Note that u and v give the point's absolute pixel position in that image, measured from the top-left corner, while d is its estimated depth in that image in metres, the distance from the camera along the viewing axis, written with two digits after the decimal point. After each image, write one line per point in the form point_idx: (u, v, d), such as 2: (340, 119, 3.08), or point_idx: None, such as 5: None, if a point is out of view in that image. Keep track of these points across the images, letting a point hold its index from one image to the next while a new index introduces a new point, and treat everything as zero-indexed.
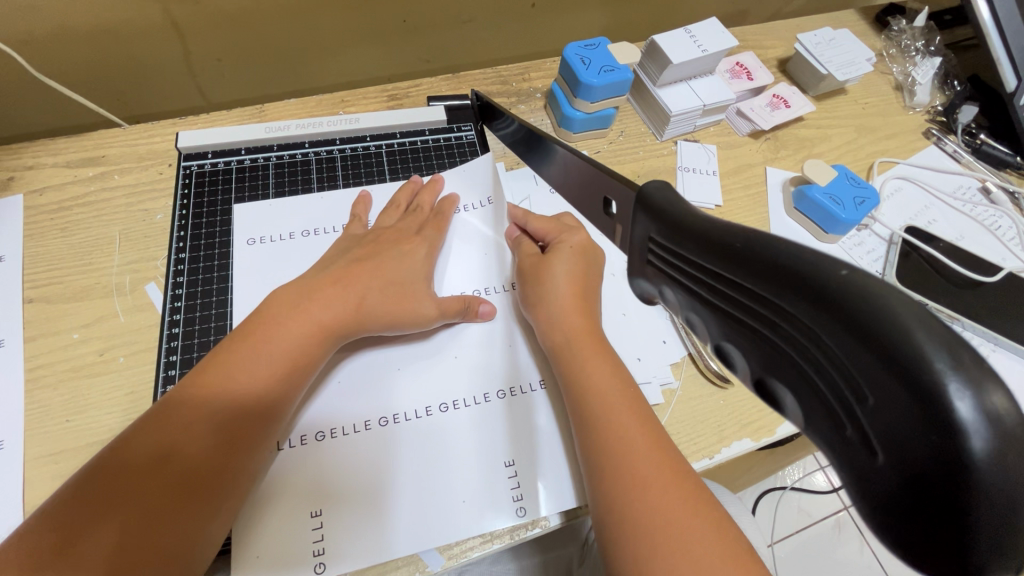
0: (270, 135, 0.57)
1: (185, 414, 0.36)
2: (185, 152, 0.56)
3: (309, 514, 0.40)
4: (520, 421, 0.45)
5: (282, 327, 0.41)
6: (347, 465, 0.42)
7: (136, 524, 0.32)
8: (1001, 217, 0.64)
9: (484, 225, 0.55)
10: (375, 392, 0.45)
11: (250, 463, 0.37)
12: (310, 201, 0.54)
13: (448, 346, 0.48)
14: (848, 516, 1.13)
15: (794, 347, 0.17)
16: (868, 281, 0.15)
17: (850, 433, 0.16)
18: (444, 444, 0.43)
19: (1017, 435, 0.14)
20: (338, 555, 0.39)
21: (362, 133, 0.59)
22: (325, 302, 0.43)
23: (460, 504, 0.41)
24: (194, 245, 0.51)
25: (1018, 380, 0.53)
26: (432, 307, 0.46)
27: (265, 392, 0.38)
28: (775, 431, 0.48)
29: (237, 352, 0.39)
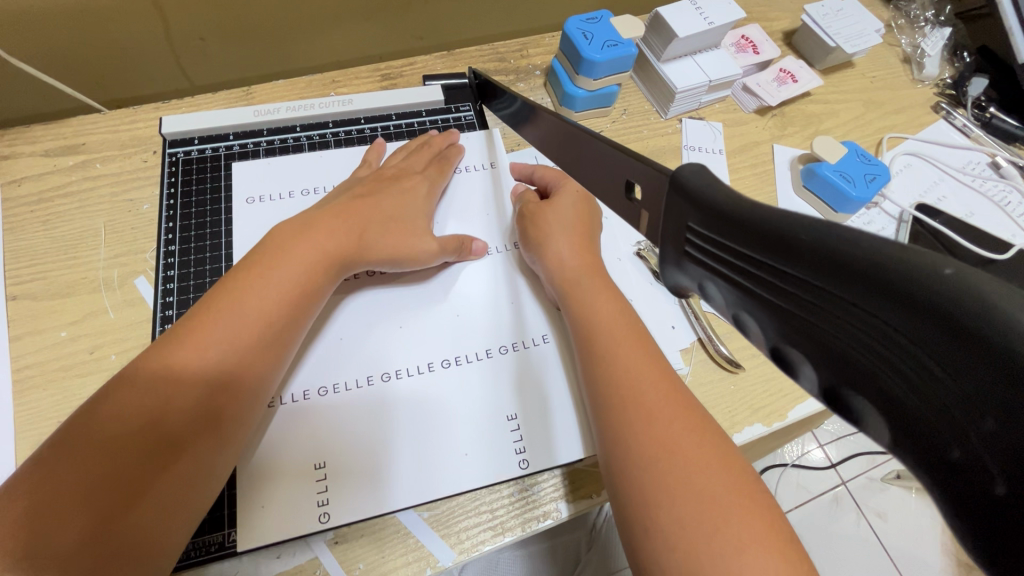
0: (259, 118, 0.50)
1: (194, 339, 0.35)
2: (169, 138, 0.49)
3: (312, 468, 0.39)
4: (526, 375, 0.44)
5: (287, 253, 0.40)
6: (350, 423, 0.40)
7: (122, 491, 0.30)
8: (1010, 192, 0.63)
9: (481, 194, 0.52)
10: (376, 346, 0.44)
11: (261, 389, 0.37)
12: (311, 156, 0.51)
13: (449, 302, 0.46)
14: (846, 490, 1.17)
15: (890, 364, 0.16)
16: (978, 280, 0.14)
17: (956, 456, 0.15)
18: (446, 398, 0.42)
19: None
20: (342, 506, 0.38)
21: (357, 115, 0.53)
22: (302, 251, 0.41)
23: (462, 457, 0.41)
24: (183, 206, 0.48)
25: None
26: (434, 245, 0.46)
27: (244, 351, 0.36)
28: (787, 415, 0.47)
29: (245, 279, 0.38)
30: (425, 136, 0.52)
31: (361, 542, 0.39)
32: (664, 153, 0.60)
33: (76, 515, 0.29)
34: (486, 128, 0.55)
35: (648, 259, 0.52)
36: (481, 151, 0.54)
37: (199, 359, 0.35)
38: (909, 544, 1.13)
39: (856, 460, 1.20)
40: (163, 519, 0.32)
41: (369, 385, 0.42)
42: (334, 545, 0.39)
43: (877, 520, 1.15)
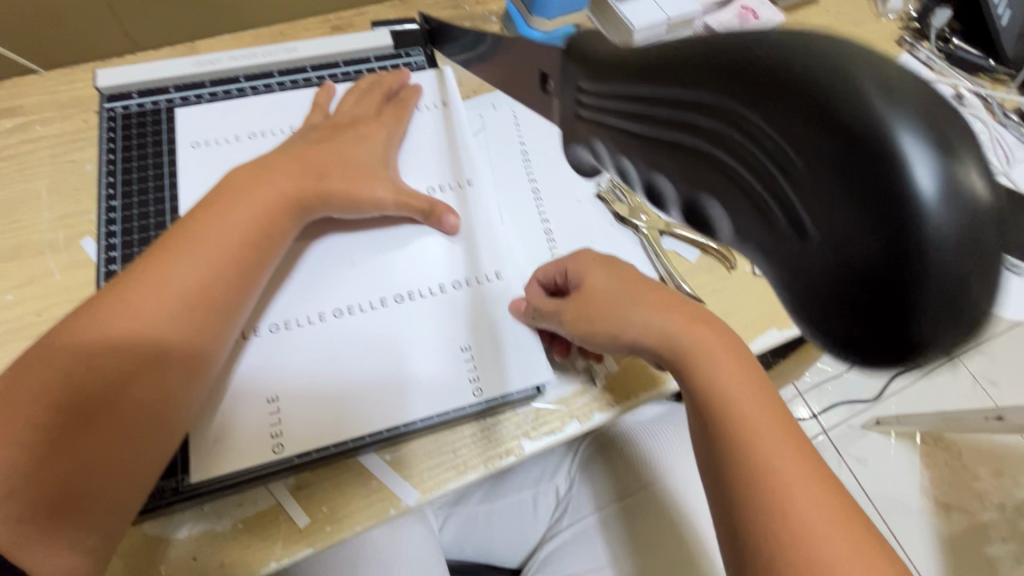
0: (199, 70, 0.48)
1: (158, 269, 0.36)
2: (107, 93, 0.47)
3: (266, 402, 0.39)
4: (481, 308, 0.43)
5: (248, 190, 0.40)
6: (304, 357, 0.40)
7: (89, 420, 0.32)
8: (973, 122, 0.63)
9: (437, 136, 0.50)
10: (328, 282, 0.43)
11: (228, 326, 0.37)
12: (258, 102, 0.49)
13: (402, 238, 0.45)
14: (827, 439, 1.19)
15: (741, 162, 0.15)
16: (793, 41, 0.15)
17: (778, 221, 0.15)
18: (399, 332, 0.42)
19: (970, 226, 0.14)
20: (298, 436, 0.38)
21: (301, 63, 0.51)
22: (262, 190, 0.40)
23: (417, 386, 0.40)
24: (125, 154, 0.45)
25: None
26: (389, 193, 0.44)
27: (206, 286, 0.36)
28: (747, 347, 0.48)
29: (206, 214, 0.38)
30: (372, 75, 0.50)
31: (324, 486, 0.39)
32: None
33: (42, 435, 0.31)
34: (436, 68, 0.53)
35: (609, 200, 0.51)
36: (438, 89, 0.52)
37: (160, 288, 0.35)
38: (887, 486, 1.17)
39: (837, 409, 1.23)
40: (137, 449, 0.33)
41: (316, 318, 0.42)
42: (296, 492, 0.39)
43: (858, 466, 1.18)
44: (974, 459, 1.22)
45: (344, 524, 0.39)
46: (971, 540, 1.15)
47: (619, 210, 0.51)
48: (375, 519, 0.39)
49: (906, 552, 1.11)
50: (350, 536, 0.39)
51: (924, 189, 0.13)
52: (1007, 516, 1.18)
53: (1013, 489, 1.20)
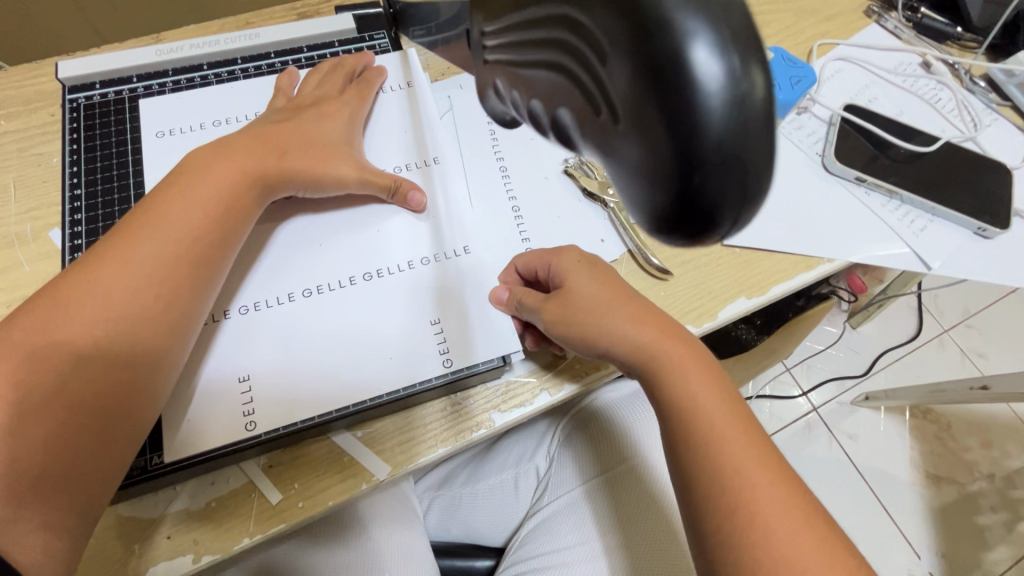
0: (161, 58, 0.48)
1: (114, 256, 0.36)
2: (69, 84, 0.47)
3: (237, 381, 0.39)
4: (449, 283, 0.43)
5: (205, 172, 0.40)
6: (273, 337, 0.41)
7: (57, 399, 0.32)
8: (941, 90, 0.63)
9: (402, 117, 0.50)
10: (296, 262, 0.43)
11: (188, 311, 0.37)
12: (222, 89, 0.49)
13: (369, 219, 0.45)
14: (817, 416, 1.21)
15: (583, 70, 0.17)
16: None
17: (600, 112, 0.17)
18: (367, 310, 0.42)
19: (742, 124, 0.15)
20: (269, 414, 0.38)
21: (265, 49, 0.51)
22: (223, 172, 0.40)
23: (386, 361, 0.40)
24: (88, 145, 0.45)
25: (949, 248, 0.54)
26: (351, 171, 0.44)
27: (162, 270, 0.36)
28: (716, 316, 0.48)
29: (161, 198, 0.38)
30: (334, 60, 0.50)
31: (296, 464, 0.40)
32: None
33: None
34: (400, 49, 0.53)
35: (576, 176, 0.51)
36: (402, 70, 0.52)
37: (115, 276, 0.35)
38: (877, 460, 1.18)
39: (826, 386, 1.24)
40: (111, 428, 0.33)
41: (284, 297, 0.42)
42: (268, 470, 0.40)
43: (849, 441, 1.19)
44: (963, 431, 1.23)
45: (317, 500, 0.39)
46: (961, 509, 1.16)
47: (587, 185, 0.51)
48: (348, 493, 0.39)
49: (897, 523, 1.13)
50: (323, 511, 0.39)
51: (706, 88, 0.15)
52: (996, 485, 1.19)
53: (1003, 458, 1.21)
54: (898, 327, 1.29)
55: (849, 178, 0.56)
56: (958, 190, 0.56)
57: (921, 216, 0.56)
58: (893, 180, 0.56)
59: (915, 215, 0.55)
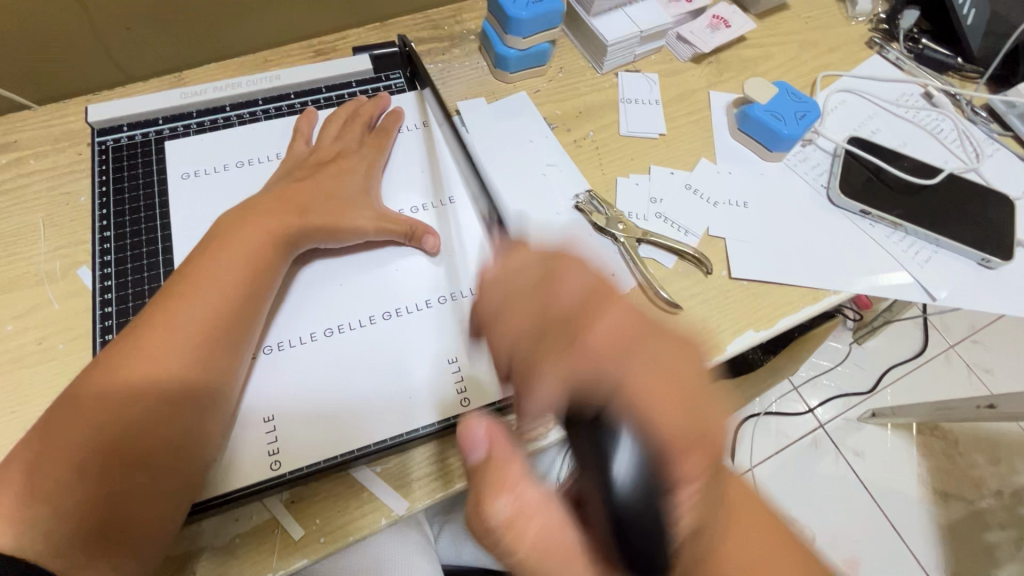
0: (187, 101, 0.50)
1: (160, 319, 0.38)
2: (98, 127, 0.49)
3: (262, 421, 0.40)
4: (466, 322, 0.45)
5: (236, 233, 0.42)
6: (296, 376, 0.42)
7: (109, 462, 0.35)
8: (943, 121, 0.64)
9: (418, 156, 0.52)
10: (317, 301, 0.45)
11: (229, 365, 0.39)
12: (244, 130, 0.50)
13: (387, 258, 0.47)
14: (824, 433, 1.21)
15: None
16: None
17: None
18: (387, 348, 0.43)
19: (650, 504, 0.29)
20: (293, 453, 0.40)
21: (285, 90, 0.53)
22: (249, 235, 0.42)
23: (406, 401, 0.42)
24: (116, 186, 0.47)
25: (953, 279, 0.55)
26: (370, 220, 0.45)
27: (204, 329, 0.39)
28: (725, 350, 0.49)
29: (200, 261, 0.41)
30: (353, 103, 0.52)
31: (317, 498, 0.41)
32: (602, 108, 0.61)
33: (71, 490, 0.34)
34: (416, 89, 0.55)
35: (587, 211, 0.53)
36: (418, 109, 0.54)
37: (163, 339, 0.38)
38: (886, 477, 1.18)
39: (833, 402, 1.24)
40: (157, 492, 0.35)
41: (305, 337, 0.43)
42: (291, 505, 0.41)
43: (856, 458, 1.19)
44: (970, 447, 1.23)
45: (338, 534, 0.40)
46: (969, 527, 1.16)
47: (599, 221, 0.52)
48: (369, 527, 0.41)
49: (906, 541, 1.13)
50: (344, 545, 0.41)
51: None
52: (1004, 502, 1.19)
53: (1010, 475, 1.21)
54: (904, 343, 1.30)
55: (854, 211, 0.57)
56: (961, 221, 0.57)
57: (926, 247, 0.57)
58: (897, 211, 0.57)
59: (920, 246, 0.56)
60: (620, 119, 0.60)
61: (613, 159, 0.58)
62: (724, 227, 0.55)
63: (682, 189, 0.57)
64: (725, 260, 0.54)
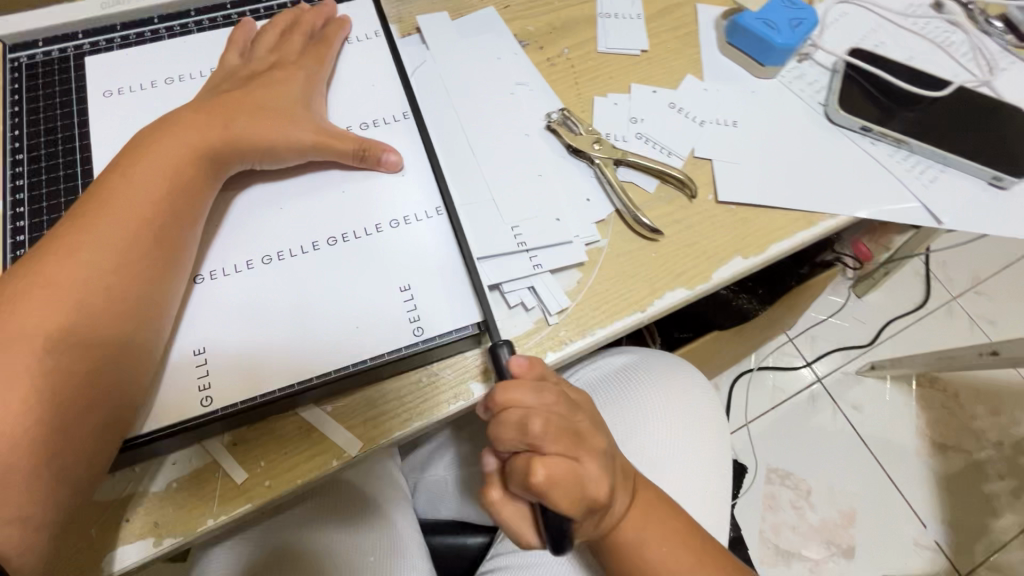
0: (107, 12, 0.45)
1: (70, 239, 0.34)
2: (9, 43, 0.44)
3: (192, 355, 0.37)
4: (421, 246, 0.40)
5: (155, 147, 0.37)
6: (233, 306, 0.38)
7: (15, 395, 0.30)
8: (954, 32, 0.59)
9: (370, 71, 0.46)
10: (256, 227, 0.40)
11: (158, 288, 0.35)
12: (175, 44, 0.45)
13: (333, 181, 0.42)
14: (821, 388, 1.18)
15: None
16: None
17: None
18: (333, 275, 0.39)
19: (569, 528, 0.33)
20: (227, 389, 0.36)
21: (220, 1, 0.47)
22: (167, 148, 0.37)
23: (353, 330, 0.38)
24: (31, 106, 0.42)
25: (961, 200, 0.51)
26: (308, 133, 0.41)
27: (126, 248, 0.34)
28: (712, 278, 0.45)
29: (114, 177, 0.36)
30: (292, 14, 0.47)
31: (262, 440, 0.38)
32: (578, 24, 0.55)
33: None
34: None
35: (560, 132, 0.48)
36: (370, 20, 0.48)
37: (76, 259, 0.33)
38: (883, 430, 1.16)
39: (831, 356, 1.21)
40: (81, 423, 0.31)
41: (243, 265, 0.39)
42: (233, 448, 0.37)
43: (853, 411, 1.17)
44: (970, 399, 1.20)
45: (285, 478, 0.37)
46: (968, 478, 1.14)
47: (572, 141, 0.47)
48: (319, 470, 0.37)
49: (903, 493, 1.11)
50: (293, 490, 0.37)
51: None
52: (1004, 453, 1.17)
53: (1011, 426, 1.19)
54: (905, 295, 1.25)
55: (855, 128, 0.52)
56: (971, 138, 0.52)
57: (932, 167, 0.52)
58: (902, 127, 0.52)
59: (925, 165, 0.52)
60: (597, 35, 0.55)
61: (589, 78, 0.52)
62: (711, 148, 0.50)
63: (666, 108, 0.52)
64: (712, 182, 0.49)
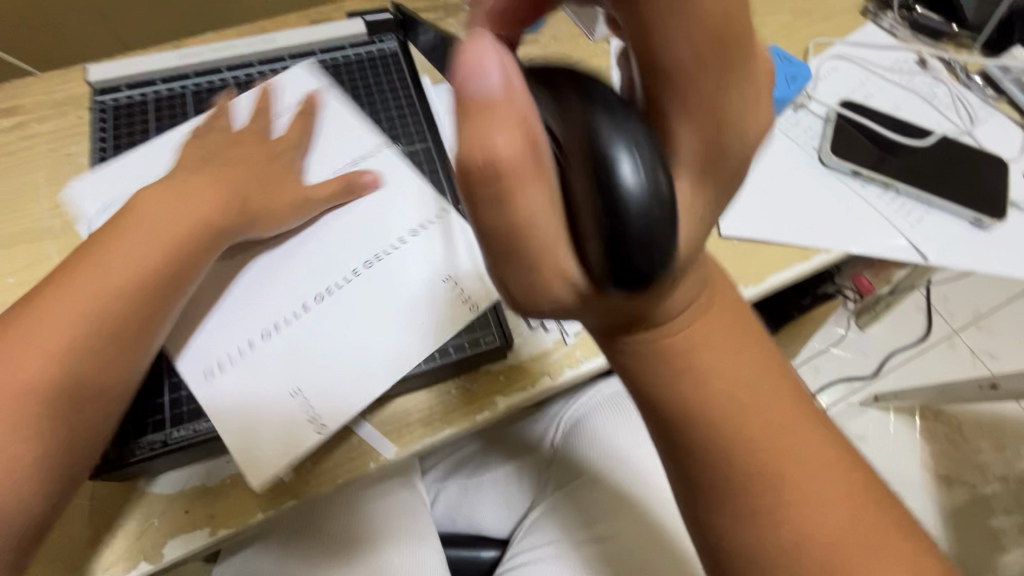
0: (183, 62, 0.51)
1: (68, 279, 0.37)
2: (97, 87, 0.50)
3: (291, 395, 0.39)
4: (447, 240, 0.44)
5: (170, 205, 0.41)
6: (305, 347, 0.40)
7: None
8: (938, 86, 0.64)
9: (410, 117, 0.52)
10: (293, 256, 0.44)
11: (132, 346, 0.37)
12: (239, 91, 0.52)
13: (362, 208, 0.46)
14: (825, 418, 1.20)
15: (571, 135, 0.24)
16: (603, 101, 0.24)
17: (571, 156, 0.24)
18: (379, 290, 0.42)
19: (658, 210, 0.22)
20: (332, 413, 0.39)
21: (279, 53, 0.54)
22: (178, 213, 0.40)
23: (405, 320, 0.41)
24: (115, 143, 0.48)
25: (945, 239, 0.55)
26: (326, 192, 0.45)
27: (111, 294, 0.37)
28: None
29: (125, 225, 0.39)
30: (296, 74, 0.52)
31: None
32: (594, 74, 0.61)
33: None
34: (406, 53, 0.55)
35: None
36: (401, 70, 0.54)
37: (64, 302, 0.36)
38: (887, 462, 1.17)
39: (834, 387, 1.23)
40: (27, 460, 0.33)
41: (252, 302, 0.42)
42: None
43: (857, 442, 1.19)
44: (974, 433, 1.22)
45: (327, 477, 0.41)
46: (973, 512, 1.15)
47: None
48: (357, 471, 0.41)
49: None
50: (331, 489, 0.41)
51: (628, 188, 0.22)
52: (1009, 488, 1.17)
53: (1015, 461, 1.20)
54: (907, 328, 1.29)
55: (846, 172, 0.58)
56: (953, 183, 0.57)
57: (918, 208, 0.57)
58: (889, 171, 0.57)
59: (911, 206, 0.56)
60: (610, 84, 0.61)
61: None
62: None
63: None
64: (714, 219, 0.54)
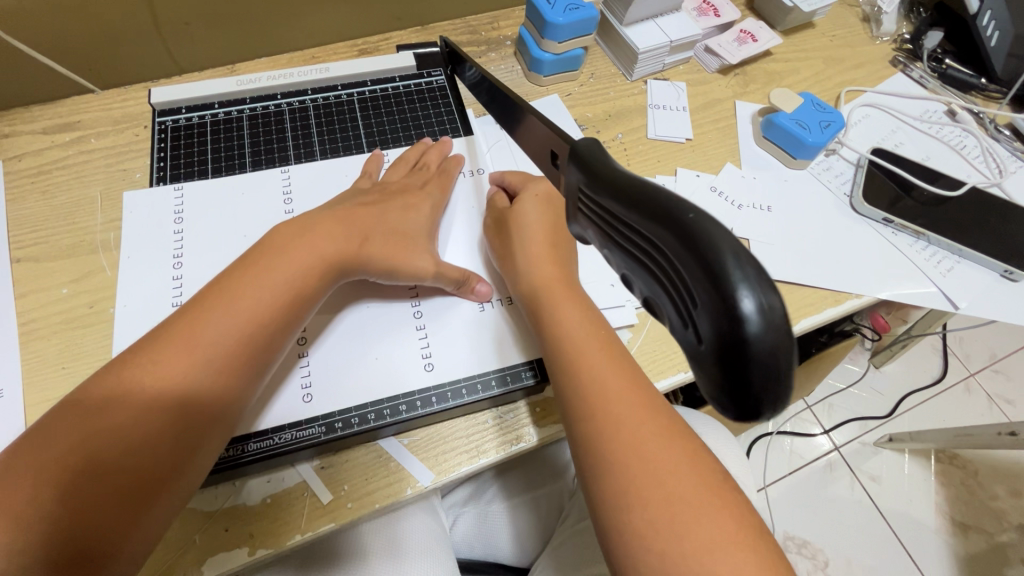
0: (242, 88, 0.54)
1: (147, 364, 0.33)
2: (158, 108, 0.53)
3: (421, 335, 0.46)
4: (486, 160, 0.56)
5: (281, 257, 0.39)
6: (439, 321, 0.46)
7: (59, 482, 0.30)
8: (967, 138, 0.66)
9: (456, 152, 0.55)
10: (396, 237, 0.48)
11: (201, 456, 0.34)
12: (294, 117, 0.54)
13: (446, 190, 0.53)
14: (838, 456, 1.19)
15: (658, 262, 0.23)
16: (705, 220, 0.21)
17: (673, 293, 0.23)
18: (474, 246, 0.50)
19: (783, 338, 0.20)
20: (470, 346, 0.46)
21: (333, 82, 0.56)
22: (280, 281, 0.38)
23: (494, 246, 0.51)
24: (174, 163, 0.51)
25: (976, 289, 0.56)
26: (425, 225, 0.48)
27: (198, 385, 0.34)
28: None
29: (237, 286, 0.37)
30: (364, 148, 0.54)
31: (345, 467, 0.42)
32: (631, 112, 0.63)
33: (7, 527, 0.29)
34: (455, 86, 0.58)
35: None
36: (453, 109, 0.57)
37: (155, 376, 0.33)
38: (903, 505, 1.15)
39: (849, 425, 1.22)
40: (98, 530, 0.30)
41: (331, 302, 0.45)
42: (320, 470, 0.42)
43: (872, 483, 1.17)
44: (990, 478, 1.20)
45: (365, 502, 0.41)
46: (992, 562, 1.12)
47: None
48: (393, 497, 0.42)
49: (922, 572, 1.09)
50: (369, 514, 0.42)
51: (749, 322, 0.20)
52: None
53: None
54: (923, 369, 1.28)
55: (877, 219, 0.59)
56: (984, 233, 0.58)
57: (948, 257, 0.57)
58: (919, 219, 0.58)
59: (941, 256, 0.57)
60: (647, 122, 0.62)
61: (640, 160, 0.60)
62: (747, 228, 0.57)
63: (708, 191, 0.58)
64: None
